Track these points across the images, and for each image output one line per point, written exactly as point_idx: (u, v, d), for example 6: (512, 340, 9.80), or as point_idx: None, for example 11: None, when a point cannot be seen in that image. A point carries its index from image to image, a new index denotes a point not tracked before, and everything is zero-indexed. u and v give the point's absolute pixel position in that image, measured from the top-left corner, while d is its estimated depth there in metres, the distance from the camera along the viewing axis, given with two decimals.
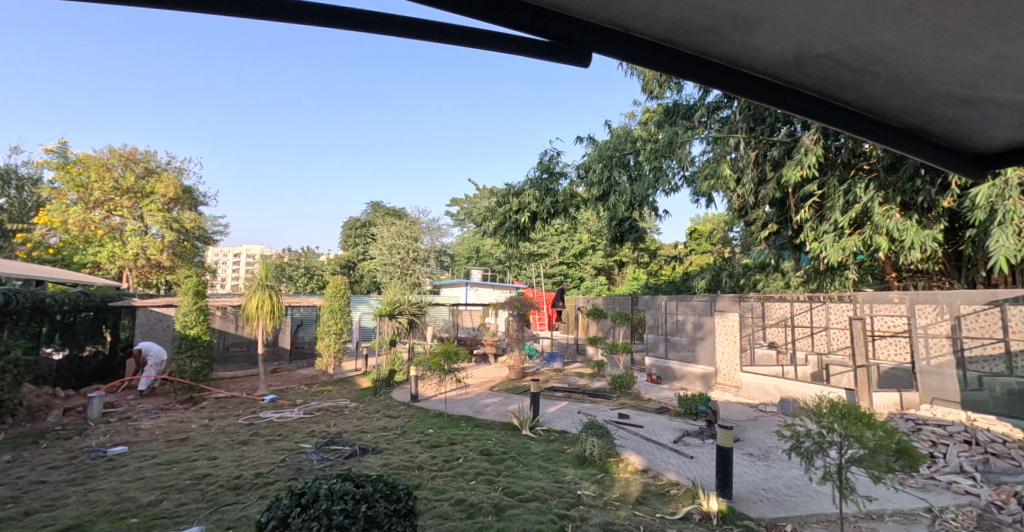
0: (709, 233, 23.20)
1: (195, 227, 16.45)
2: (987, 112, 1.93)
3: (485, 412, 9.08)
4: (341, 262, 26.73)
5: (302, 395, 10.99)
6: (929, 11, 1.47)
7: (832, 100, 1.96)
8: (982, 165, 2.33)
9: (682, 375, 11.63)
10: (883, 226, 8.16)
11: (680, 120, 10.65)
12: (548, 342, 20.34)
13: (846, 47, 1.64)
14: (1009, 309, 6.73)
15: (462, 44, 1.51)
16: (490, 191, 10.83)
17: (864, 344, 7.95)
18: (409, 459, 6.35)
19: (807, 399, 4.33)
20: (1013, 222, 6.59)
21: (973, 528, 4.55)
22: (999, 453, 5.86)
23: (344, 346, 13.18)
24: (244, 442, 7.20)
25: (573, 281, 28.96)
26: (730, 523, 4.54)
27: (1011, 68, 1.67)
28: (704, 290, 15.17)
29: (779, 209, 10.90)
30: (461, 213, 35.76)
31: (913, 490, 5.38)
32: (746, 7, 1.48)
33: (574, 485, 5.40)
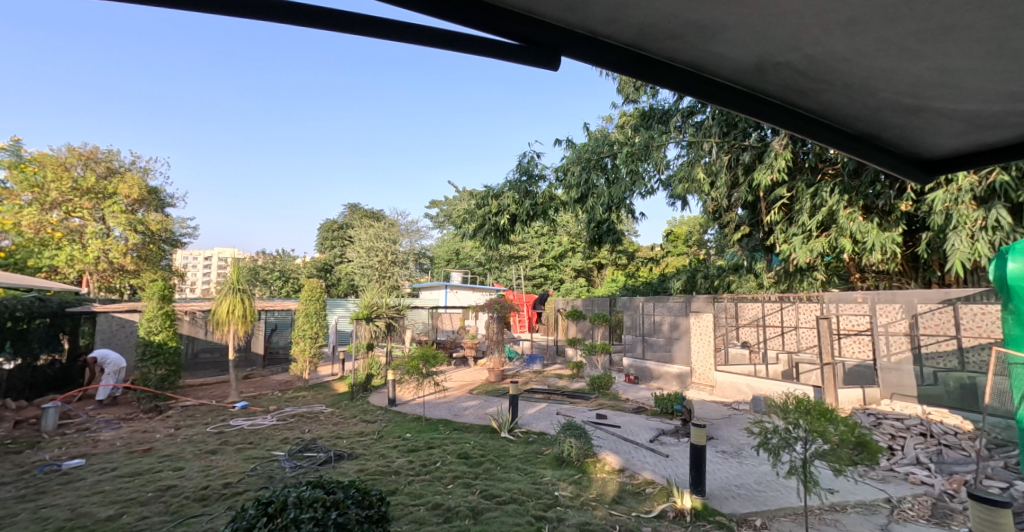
0: (685, 235, 23.73)
1: (162, 228, 15.91)
2: (933, 120, 1.99)
3: (463, 415, 9.02)
4: (317, 266, 26.22)
5: (274, 401, 10.70)
6: (879, 24, 1.51)
7: (791, 108, 1.99)
8: (932, 171, 2.39)
9: (659, 375, 11.80)
10: (848, 229, 8.45)
11: (657, 124, 10.82)
12: (528, 344, 20.36)
13: (803, 56, 1.68)
14: (960, 307, 7.00)
15: (427, 43, 1.48)
16: (469, 193, 10.81)
17: (830, 342, 8.18)
18: (386, 464, 6.24)
19: (775, 396, 4.41)
20: (967, 226, 6.87)
21: (929, 517, 4.74)
22: (951, 444, 6.11)
23: (320, 351, 12.90)
24: (212, 452, 6.95)
25: (553, 283, 29.12)
26: (703, 520, 4.59)
27: (955, 79, 1.73)
28: (680, 291, 15.44)
29: (751, 212, 11.21)
30: (441, 216, 35.56)
31: (874, 481, 5.56)
32: (708, 14, 1.50)
33: (551, 486, 5.40)
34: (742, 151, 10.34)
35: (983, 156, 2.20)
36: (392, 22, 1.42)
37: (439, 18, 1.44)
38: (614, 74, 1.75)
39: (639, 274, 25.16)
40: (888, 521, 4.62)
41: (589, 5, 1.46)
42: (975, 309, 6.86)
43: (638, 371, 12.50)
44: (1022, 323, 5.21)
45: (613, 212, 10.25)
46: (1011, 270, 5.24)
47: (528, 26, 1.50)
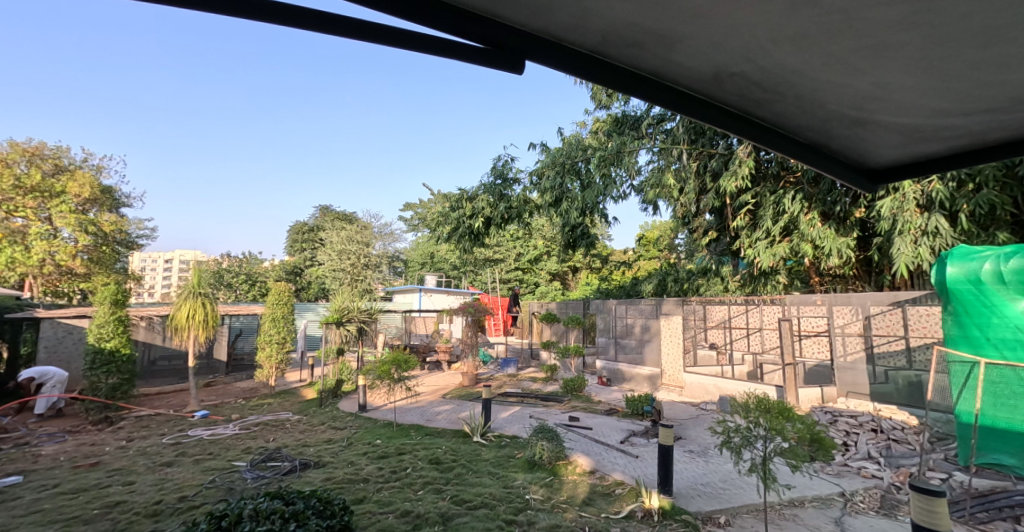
0: (657, 239, 24.32)
1: (116, 230, 15.18)
2: (875, 132, 2.10)
3: (436, 420, 8.93)
4: (285, 269, 25.49)
5: (237, 409, 10.34)
6: (826, 40, 1.58)
7: (748, 117, 2.07)
8: (876, 181, 2.52)
9: (630, 377, 12.00)
10: (808, 234, 8.81)
11: (629, 130, 11.05)
12: (502, 348, 20.36)
13: (756, 67, 1.74)
14: (908, 309, 7.39)
15: (387, 42, 1.46)
16: (443, 196, 10.79)
17: (791, 343, 8.48)
18: (354, 471, 6.11)
19: (737, 396, 4.54)
20: (911, 232, 7.27)
21: (878, 509, 4.97)
22: (899, 439, 6.45)
23: (287, 357, 12.50)
24: (167, 464, 6.65)
25: (528, 287, 29.25)
26: (670, 519, 4.66)
27: (895, 94, 1.83)
28: (651, 294, 15.74)
29: (718, 217, 11.63)
30: (415, 218, 35.32)
31: (830, 476, 5.80)
32: (666, 24, 1.54)
33: (522, 490, 5.40)
34: (710, 158, 10.64)
35: (922, 166, 2.34)
36: (356, 22, 1.40)
37: (401, 18, 1.42)
38: (578, 79, 1.77)
39: (612, 278, 25.53)
40: (842, 513, 4.82)
41: (552, 11, 1.48)
42: (921, 310, 7.24)
43: (610, 373, 12.67)
44: (960, 324, 5.54)
45: (587, 217, 10.47)
46: (949, 274, 5.57)
47: (494, 30, 1.51)
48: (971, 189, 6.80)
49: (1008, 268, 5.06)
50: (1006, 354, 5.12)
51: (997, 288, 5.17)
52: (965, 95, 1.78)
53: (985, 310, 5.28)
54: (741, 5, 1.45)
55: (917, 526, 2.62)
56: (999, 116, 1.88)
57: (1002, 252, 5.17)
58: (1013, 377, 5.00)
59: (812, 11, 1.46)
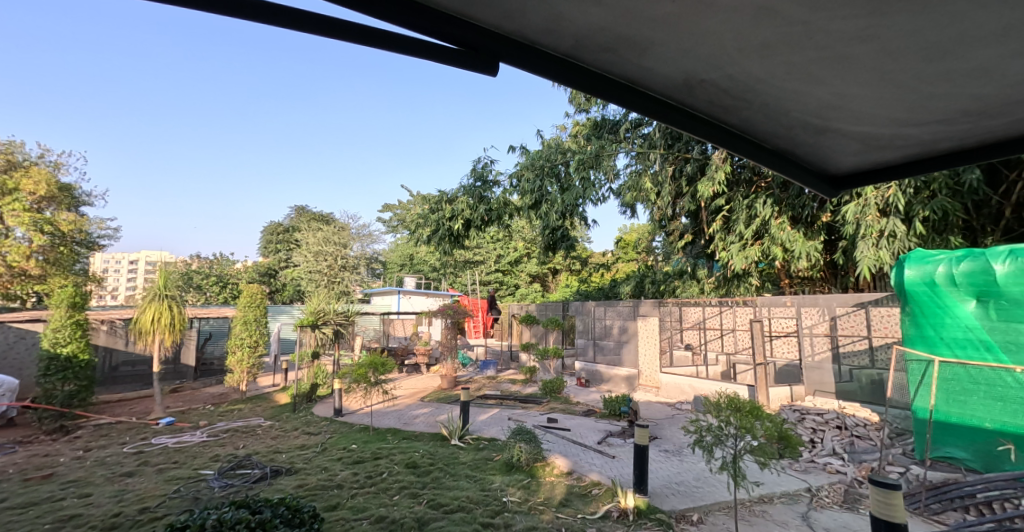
0: (635, 242, 24.80)
1: (74, 229, 14.56)
2: (836, 139, 2.17)
3: (413, 424, 8.85)
4: (260, 270, 24.61)
5: (205, 416, 10.04)
6: (788, 51, 1.64)
7: (717, 124, 2.11)
8: (838, 187, 2.60)
9: (608, 378, 12.13)
10: (779, 237, 9.06)
11: (607, 134, 11.20)
12: (482, 350, 20.33)
13: (723, 75, 1.79)
14: (871, 310, 7.67)
15: (360, 42, 1.44)
16: (422, 197, 10.75)
17: (762, 344, 8.70)
18: (328, 477, 6.00)
19: (709, 395, 4.62)
20: (872, 236, 7.57)
21: (842, 503, 5.13)
22: (861, 436, 6.69)
23: (260, 361, 12.17)
24: (128, 474, 6.40)
25: (507, 288, 29.27)
26: (644, 518, 4.72)
27: (853, 104, 1.90)
28: (629, 296, 15.96)
29: (694, 220, 11.95)
30: (394, 220, 35.04)
31: (797, 472, 5.97)
32: (638, 29, 1.56)
33: (500, 492, 5.39)
34: (685, 162, 10.88)
35: (881, 173, 2.42)
36: (329, 20, 1.38)
37: (374, 16, 1.41)
38: (552, 83, 1.79)
39: (591, 280, 25.73)
40: (808, 508, 4.97)
41: (525, 14, 1.48)
42: (882, 311, 7.54)
43: (589, 374, 12.77)
44: (916, 324, 5.77)
45: (568, 220, 10.54)
46: (907, 276, 5.79)
47: (469, 31, 1.52)
48: (927, 196, 7.11)
49: (961, 271, 5.33)
50: (958, 353, 5.37)
51: (950, 290, 5.43)
52: (918, 106, 1.85)
53: (938, 310, 5.53)
54: (709, 13, 1.49)
55: (875, 518, 2.72)
56: (949, 127, 1.96)
57: (954, 255, 5.44)
58: (963, 374, 5.27)
59: (775, 22, 1.51)
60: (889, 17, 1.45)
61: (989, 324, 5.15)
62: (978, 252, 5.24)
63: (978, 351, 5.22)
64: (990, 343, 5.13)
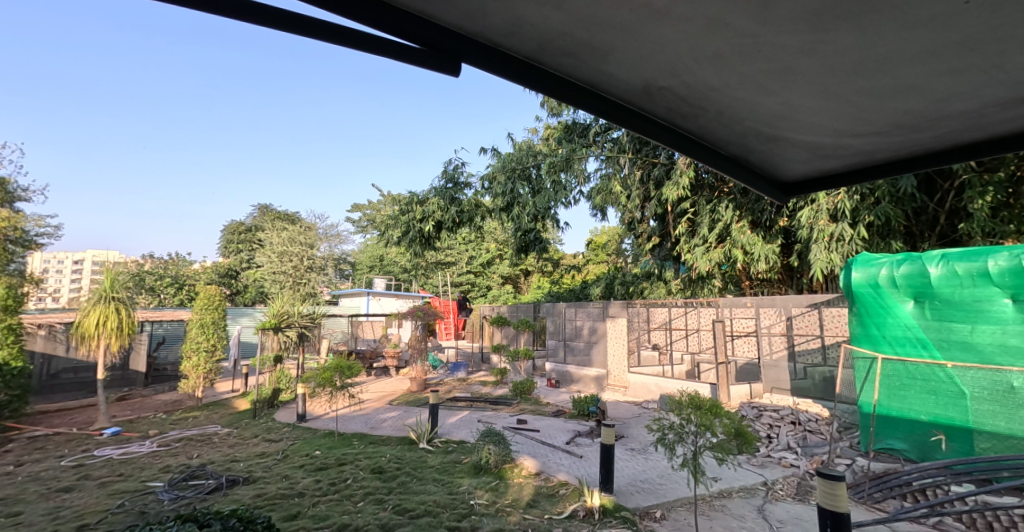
0: (606, 244, 25.34)
1: (10, 227, 13.65)
2: (786, 147, 2.27)
3: (380, 428, 8.71)
4: (219, 269, 23.03)
5: (156, 424, 9.58)
6: (738, 61, 1.70)
7: (676, 129, 2.17)
8: (788, 193, 2.71)
9: (578, 378, 12.29)
10: (739, 240, 9.42)
11: (577, 138, 11.37)
12: (452, 351, 20.22)
13: (681, 83, 1.84)
14: (824, 310, 7.92)
15: (320, 37, 1.39)
16: (392, 198, 10.63)
17: (723, 343, 9.00)
18: (288, 486, 5.83)
19: (672, 393, 4.73)
20: (824, 240, 7.95)
21: (795, 496, 5.36)
22: (813, 430, 7.01)
23: (217, 366, 11.70)
24: (66, 489, 6.04)
25: (479, 290, 29.14)
26: (610, 517, 4.79)
27: (800, 114, 1.99)
28: (599, 297, 15.99)
29: (661, 224, 12.29)
30: (364, 220, 34.48)
31: (754, 467, 6.20)
32: (599, 36, 1.59)
33: (468, 495, 5.36)
34: (653, 167, 11.15)
35: (827, 181, 2.53)
36: (288, 15, 1.33)
37: (334, 11, 1.37)
38: (515, 86, 1.80)
39: (562, 281, 25.90)
40: (764, 502, 5.15)
41: (487, 15, 1.49)
42: (834, 311, 7.90)
43: (559, 374, 12.87)
44: (862, 323, 6.09)
45: (539, 222, 10.64)
46: (854, 278, 6.10)
47: (432, 32, 1.50)
48: (872, 202, 7.52)
49: (901, 274, 5.65)
50: (898, 350, 5.70)
51: (891, 291, 5.74)
52: (858, 118, 1.95)
53: (881, 310, 5.85)
54: (664, 22, 1.53)
55: (821, 509, 2.85)
56: (887, 138, 2.07)
57: (895, 258, 5.77)
58: (903, 370, 5.59)
59: (725, 34, 1.57)
60: (828, 34, 1.53)
61: (925, 323, 5.49)
62: (915, 256, 5.58)
63: (915, 348, 5.55)
64: (926, 341, 5.47)
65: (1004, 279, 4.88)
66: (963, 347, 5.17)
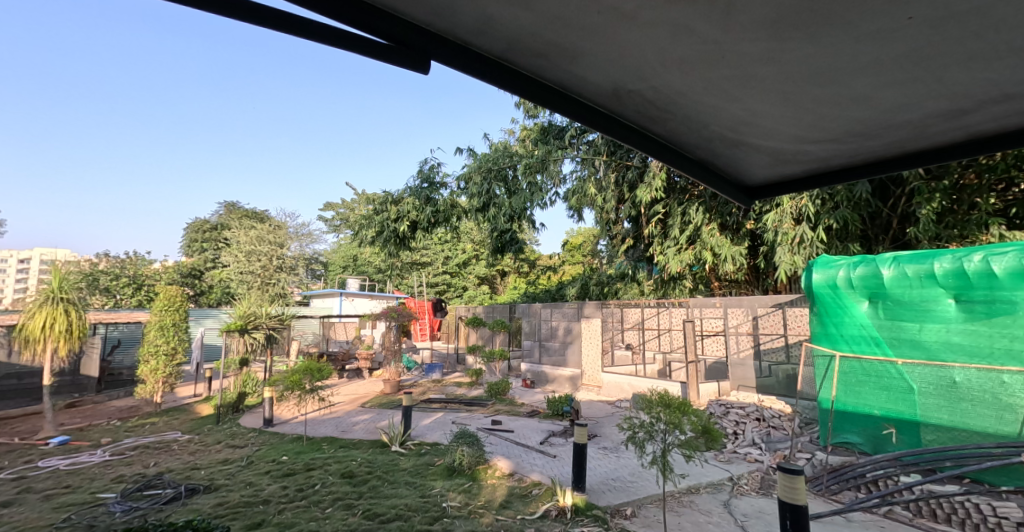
0: (582, 244, 25.68)
1: None
2: (749, 152, 2.34)
3: (351, 431, 8.57)
4: (184, 270, 22.28)
5: (109, 432, 9.16)
6: (703, 67, 1.75)
7: (645, 132, 2.21)
8: (752, 195, 2.78)
9: (552, 378, 12.37)
10: (708, 242, 9.69)
11: (553, 140, 11.47)
12: (427, 352, 20.06)
13: (649, 87, 1.88)
14: (787, 310, 8.24)
15: (283, 29, 1.35)
16: (366, 197, 10.50)
17: (693, 342, 9.21)
18: (253, 493, 5.67)
19: (643, 392, 4.81)
20: (788, 243, 8.23)
21: (759, 490, 5.53)
22: (776, 426, 7.25)
23: (178, 370, 11.28)
24: (6, 504, 5.71)
25: (455, 291, 28.97)
26: (581, 516, 4.83)
27: (762, 120, 2.06)
28: (574, 297, 16.22)
29: (635, 225, 12.52)
30: (337, 219, 33.90)
31: (721, 463, 6.37)
32: (568, 38, 1.61)
33: (440, 497, 5.33)
34: (627, 169, 11.33)
35: (788, 186, 2.62)
36: (249, 4, 1.27)
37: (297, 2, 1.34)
38: (485, 85, 1.80)
39: (538, 282, 26.05)
40: (730, 496, 5.30)
41: (455, 12, 1.48)
42: (797, 311, 8.17)
43: (534, 375, 12.93)
44: (822, 322, 6.33)
45: (515, 223, 10.70)
46: (814, 279, 6.33)
47: (399, 27, 1.49)
48: (832, 206, 7.84)
49: (857, 275, 5.89)
50: (854, 349, 5.94)
51: (848, 292, 5.99)
52: (816, 125, 2.03)
53: (838, 310, 6.10)
54: (631, 26, 1.56)
55: (781, 502, 2.96)
56: (842, 145, 2.16)
57: (852, 261, 6.03)
58: (858, 367, 5.84)
59: (690, 40, 1.61)
60: (787, 43, 1.58)
61: (878, 322, 5.74)
62: (870, 258, 5.84)
63: (870, 346, 5.80)
64: (879, 339, 5.72)
65: (947, 280, 5.16)
66: (912, 345, 5.44)
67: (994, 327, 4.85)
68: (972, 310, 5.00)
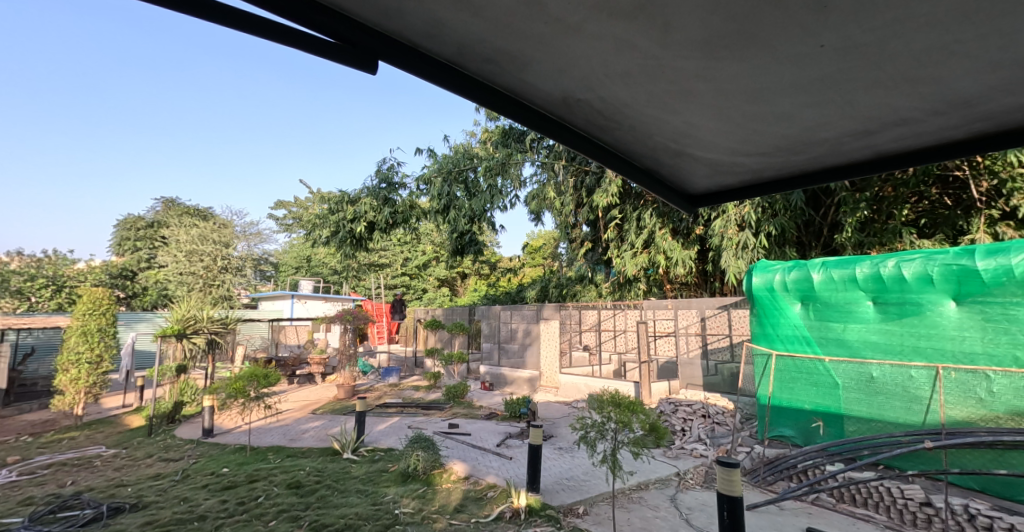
0: (542, 247, 26.03)
1: None
2: (691, 163, 2.48)
3: (299, 439, 8.30)
4: (113, 270, 20.96)
5: (19, 450, 8.41)
6: (646, 80, 1.84)
7: (594, 139, 2.30)
8: (695, 203, 2.93)
9: (511, 380, 12.45)
10: (662, 246, 10.04)
11: (514, 143, 11.57)
12: (384, 356, 19.68)
13: (596, 97, 1.96)
14: (732, 312, 8.61)
15: (226, 24, 1.29)
16: (321, 196, 10.22)
17: (646, 343, 9.53)
18: (188, 509, 5.40)
19: (595, 391, 4.91)
20: (733, 248, 8.66)
21: (704, 484, 5.79)
22: (720, 422, 7.61)
23: (102, 379, 10.51)
24: None
25: (414, 293, 28.58)
26: (535, 516, 4.89)
27: (700, 133, 2.19)
28: (534, 299, 16.39)
29: (593, 229, 12.83)
30: (289, 218, 32.76)
31: (669, 459, 6.62)
32: (518, 46, 1.66)
33: (392, 504, 5.26)
34: (585, 175, 11.61)
35: (727, 195, 2.78)
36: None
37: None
38: (437, 87, 1.82)
39: (499, 284, 26.11)
40: (676, 491, 5.52)
41: (404, 14, 1.49)
42: (741, 313, 8.49)
43: (493, 377, 12.97)
44: (760, 323, 6.71)
45: (475, 224, 10.70)
46: (754, 282, 6.70)
47: (347, 25, 1.47)
48: (771, 214, 8.34)
49: (791, 279, 6.29)
50: (788, 347, 6.34)
51: (783, 294, 6.39)
52: (748, 140, 2.18)
53: (775, 311, 6.48)
54: (576, 38, 1.62)
55: (720, 495, 3.12)
56: (773, 159, 2.33)
57: (787, 265, 6.41)
58: (791, 365, 6.22)
59: (632, 53, 1.69)
60: (719, 61, 1.70)
61: (809, 323, 6.15)
62: (803, 263, 6.25)
63: (802, 345, 6.21)
64: (810, 339, 6.13)
65: (867, 284, 5.60)
66: (838, 344, 5.87)
67: (905, 327, 5.31)
68: (887, 311, 5.46)
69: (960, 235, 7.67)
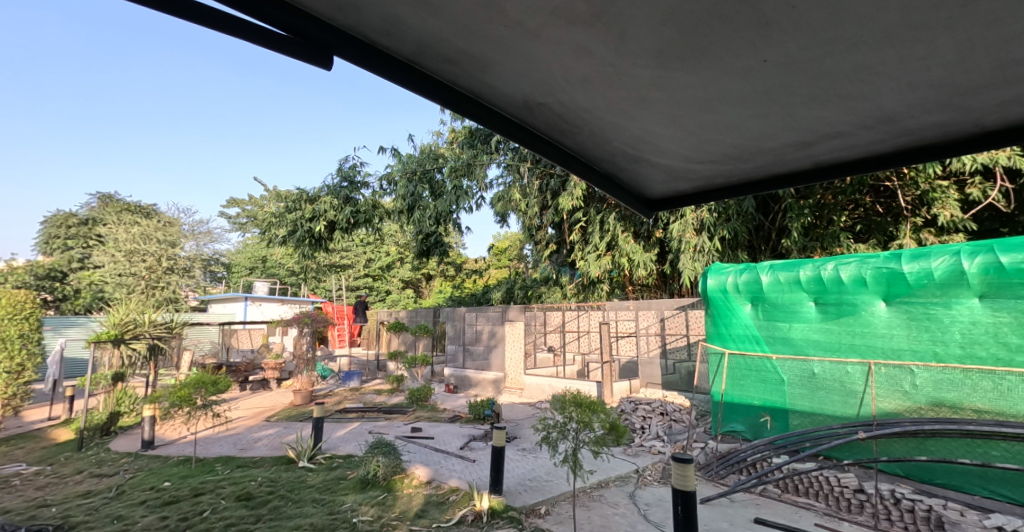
0: (508, 249, 26.13)
1: None
2: (648, 168, 2.56)
3: (252, 448, 8.01)
4: (41, 272, 19.52)
5: None
6: (604, 86, 1.90)
7: (555, 143, 2.34)
8: (653, 207, 3.02)
9: (476, 382, 12.45)
10: (624, 248, 10.29)
11: (480, 144, 11.54)
12: (345, 359, 19.25)
13: (557, 101, 2.01)
14: (689, 313, 8.90)
15: (172, 13, 1.26)
16: (278, 194, 9.90)
17: (609, 344, 9.71)
18: (125, 528, 5.12)
19: (558, 392, 4.97)
20: (690, 251, 8.96)
21: (661, 479, 5.97)
22: (677, 419, 7.87)
23: (24, 391, 9.79)
24: None
25: (378, 294, 28.09)
26: (497, 518, 4.90)
27: (656, 140, 2.27)
28: (499, 301, 16.41)
29: (558, 231, 12.98)
30: (244, 216, 31.51)
31: (629, 456, 6.78)
32: (479, 48, 1.68)
33: (350, 513, 5.16)
34: (550, 177, 11.75)
35: (682, 199, 2.89)
36: None
37: None
38: (398, 86, 1.81)
39: (464, 285, 26.01)
40: (634, 488, 5.66)
41: (361, 10, 1.48)
42: (698, 314, 8.81)
43: (458, 379, 12.95)
44: (714, 323, 6.98)
45: (441, 225, 10.65)
46: (708, 284, 6.97)
47: (303, 20, 1.46)
48: (725, 219, 8.69)
49: (742, 281, 6.57)
50: (739, 346, 6.62)
51: (734, 295, 6.67)
52: (700, 147, 2.28)
53: (727, 312, 6.76)
54: (535, 43, 1.66)
55: (674, 490, 3.23)
56: (723, 166, 2.44)
57: (738, 268, 6.71)
58: (742, 363, 6.50)
59: (590, 60, 1.75)
60: (672, 71, 1.78)
61: (759, 322, 6.44)
62: (752, 266, 6.54)
63: (752, 343, 6.50)
64: (759, 338, 6.42)
65: (809, 285, 5.92)
66: (784, 342, 6.18)
67: (843, 326, 5.65)
68: (827, 311, 5.79)
69: (890, 240, 8.23)
